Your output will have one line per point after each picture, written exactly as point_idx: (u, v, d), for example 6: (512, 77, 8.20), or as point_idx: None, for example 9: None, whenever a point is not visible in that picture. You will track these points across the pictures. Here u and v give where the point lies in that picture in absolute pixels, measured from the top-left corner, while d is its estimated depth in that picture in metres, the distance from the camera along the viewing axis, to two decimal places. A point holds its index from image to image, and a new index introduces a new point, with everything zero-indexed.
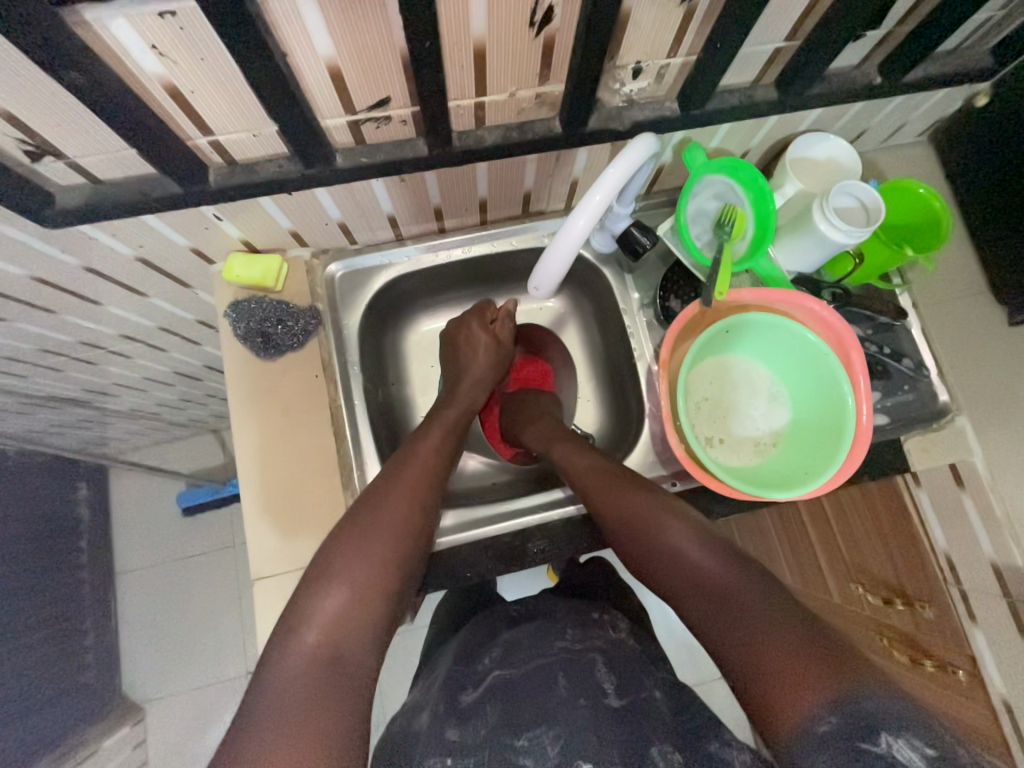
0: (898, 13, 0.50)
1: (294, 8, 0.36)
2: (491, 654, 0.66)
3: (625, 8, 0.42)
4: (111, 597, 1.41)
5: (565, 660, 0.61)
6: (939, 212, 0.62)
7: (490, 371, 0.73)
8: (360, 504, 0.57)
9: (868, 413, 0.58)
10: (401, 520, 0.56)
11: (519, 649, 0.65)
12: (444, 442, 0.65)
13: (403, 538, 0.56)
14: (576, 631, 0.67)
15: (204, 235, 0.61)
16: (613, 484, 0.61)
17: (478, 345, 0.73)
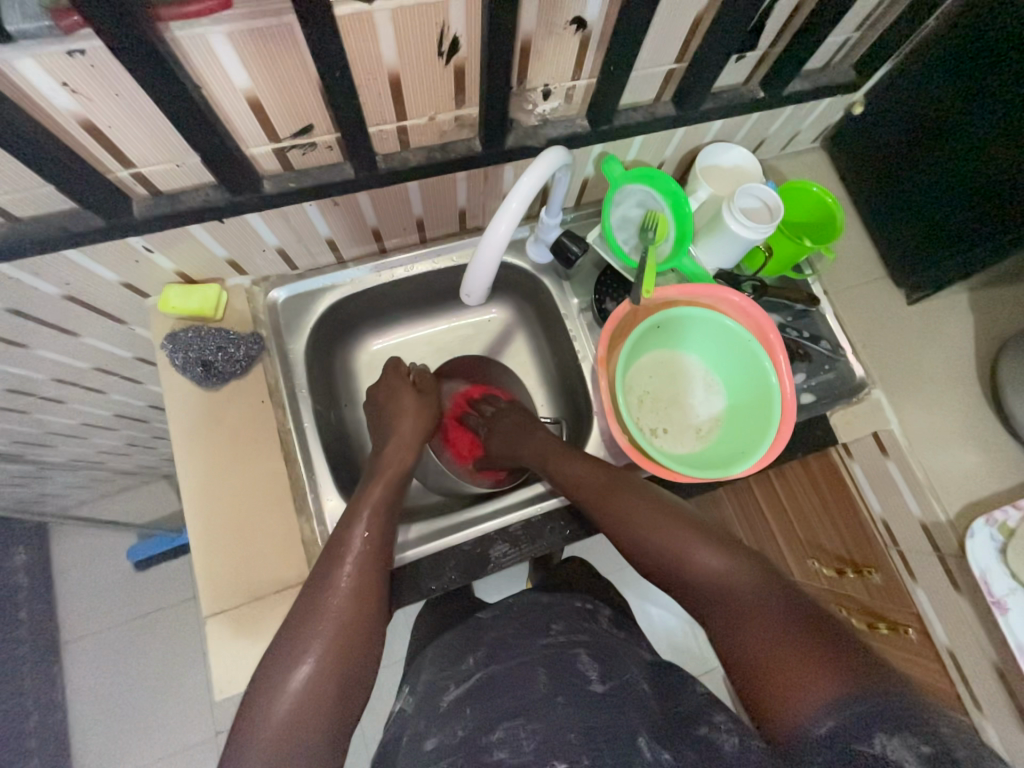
0: (768, 38, 0.57)
1: (207, 44, 0.38)
2: (475, 652, 0.67)
3: (524, 37, 0.46)
4: (55, 669, 1.29)
5: (545, 655, 0.62)
6: (832, 207, 0.69)
7: (421, 429, 0.70)
8: (307, 601, 0.54)
9: (791, 388, 0.63)
10: (349, 615, 0.53)
11: (503, 647, 0.66)
12: (376, 527, 0.59)
13: (350, 634, 0.52)
14: (561, 624, 0.69)
15: (135, 268, 0.60)
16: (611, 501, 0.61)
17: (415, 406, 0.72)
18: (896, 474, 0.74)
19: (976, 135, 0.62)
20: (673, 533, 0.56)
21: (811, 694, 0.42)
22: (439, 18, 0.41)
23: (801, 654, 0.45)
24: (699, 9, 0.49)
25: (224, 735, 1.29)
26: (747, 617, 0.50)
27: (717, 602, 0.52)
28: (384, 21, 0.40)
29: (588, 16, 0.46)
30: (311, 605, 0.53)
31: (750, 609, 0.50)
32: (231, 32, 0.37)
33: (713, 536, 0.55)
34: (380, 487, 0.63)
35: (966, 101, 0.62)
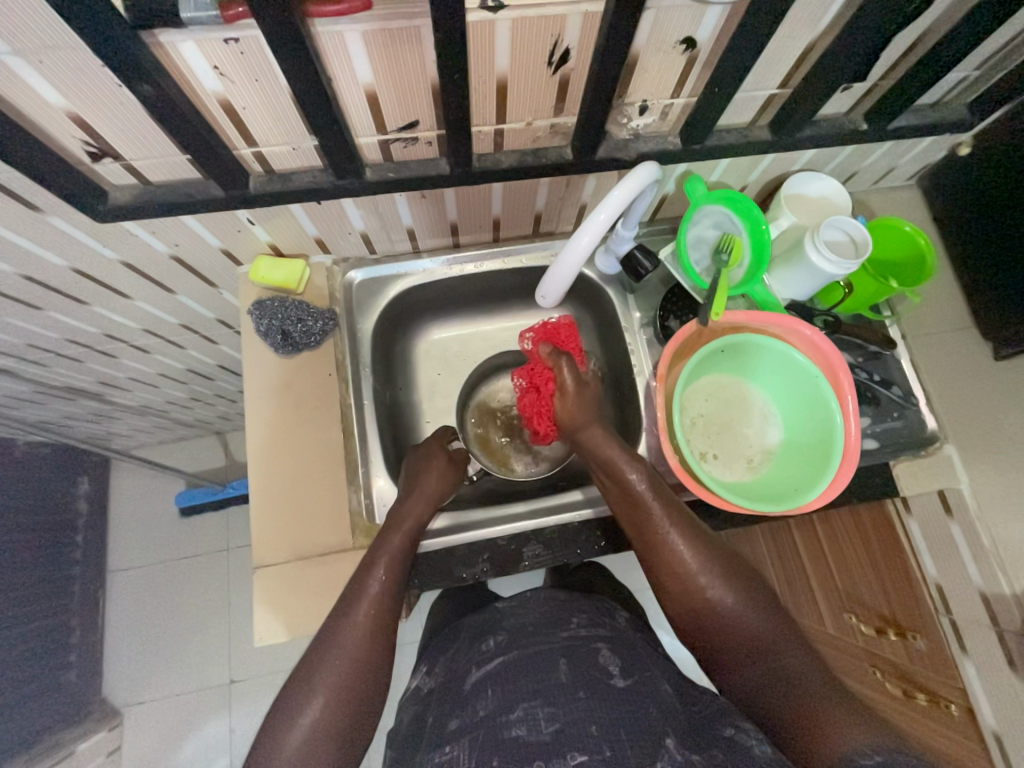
0: (881, 69, 0.55)
1: (342, 40, 0.41)
2: (496, 636, 0.70)
3: (633, 53, 0.47)
4: (101, 595, 1.40)
5: (567, 647, 0.64)
6: (925, 250, 0.66)
7: (445, 489, 0.67)
8: (329, 626, 0.55)
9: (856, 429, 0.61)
10: (360, 651, 0.53)
11: (523, 633, 0.69)
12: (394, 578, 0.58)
13: (364, 667, 0.53)
14: (582, 618, 0.72)
15: (235, 237, 0.65)
16: (644, 524, 0.60)
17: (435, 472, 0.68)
18: (960, 538, 0.70)
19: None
20: (703, 569, 0.57)
21: (846, 737, 0.47)
22: (555, 30, 0.43)
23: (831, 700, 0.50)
24: (814, 36, 0.49)
25: (239, 684, 1.37)
26: (781, 671, 0.53)
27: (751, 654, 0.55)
28: (504, 29, 0.42)
29: (699, 36, 0.46)
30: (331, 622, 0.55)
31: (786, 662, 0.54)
32: (365, 30, 0.40)
33: (734, 572, 0.58)
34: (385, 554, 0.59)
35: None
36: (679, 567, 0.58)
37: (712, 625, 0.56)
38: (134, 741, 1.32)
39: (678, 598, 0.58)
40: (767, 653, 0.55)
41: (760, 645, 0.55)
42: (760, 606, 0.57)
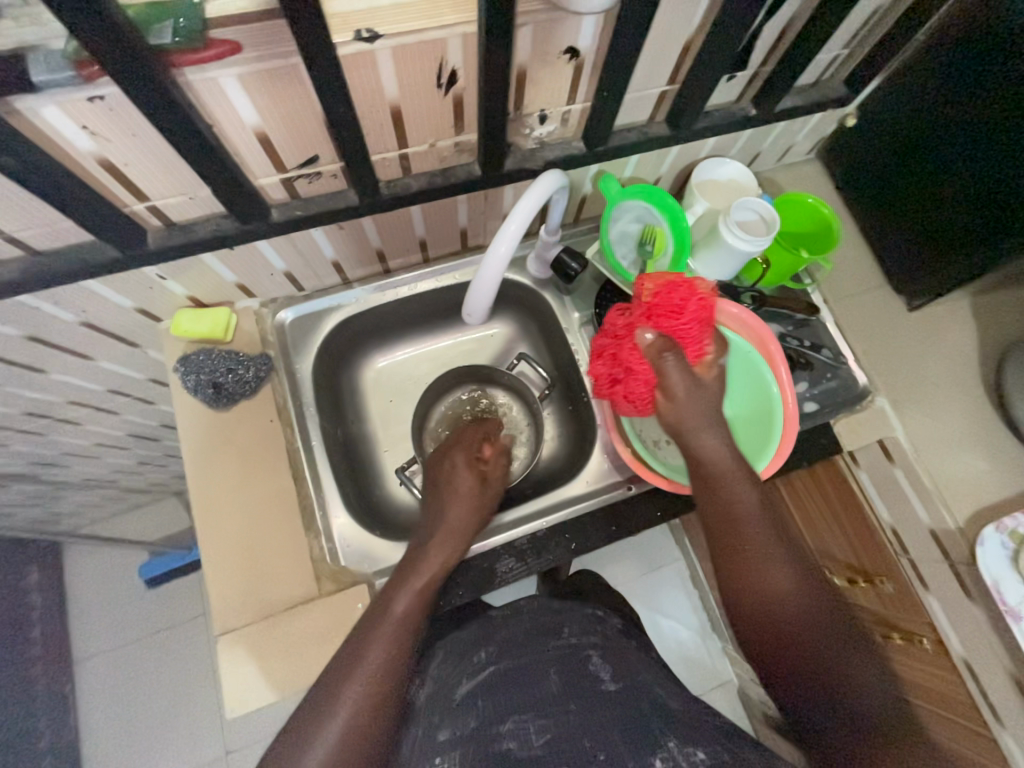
0: (758, 57, 0.58)
1: (219, 85, 0.40)
2: (487, 646, 0.70)
3: (520, 67, 0.48)
4: (68, 688, 1.30)
5: (557, 656, 0.66)
6: (829, 218, 0.70)
7: (479, 520, 0.64)
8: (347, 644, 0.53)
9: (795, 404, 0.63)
10: (382, 672, 0.51)
11: (515, 645, 0.69)
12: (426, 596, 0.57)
13: (387, 686, 0.50)
14: (574, 626, 0.72)
15: (149, 294, 0.62)
16: (726, 500, 0.54)
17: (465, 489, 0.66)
18: (904, 481, 0.74)
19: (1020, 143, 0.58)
20: (776, 562, 0.52)
21: None
22: (437, 53, 0.43)
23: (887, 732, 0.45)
24: (690, 34, 0.51)
25: (234, 754, 1.29)
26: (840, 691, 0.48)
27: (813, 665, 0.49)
28: (385, 58, 0.42)
29: (581, 45, 0.48)
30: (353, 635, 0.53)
31: (850, 685, 0.48)
32: (241, 74, 0.39)
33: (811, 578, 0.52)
34: (411, 580, 0.58)
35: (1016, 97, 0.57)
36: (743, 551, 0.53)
37: (771, 619, 0.51)
38: None
39: (737, 582, 0.53)
40: (831, 666, 0.49)
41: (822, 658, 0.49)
42: (831, 623, 0.50)
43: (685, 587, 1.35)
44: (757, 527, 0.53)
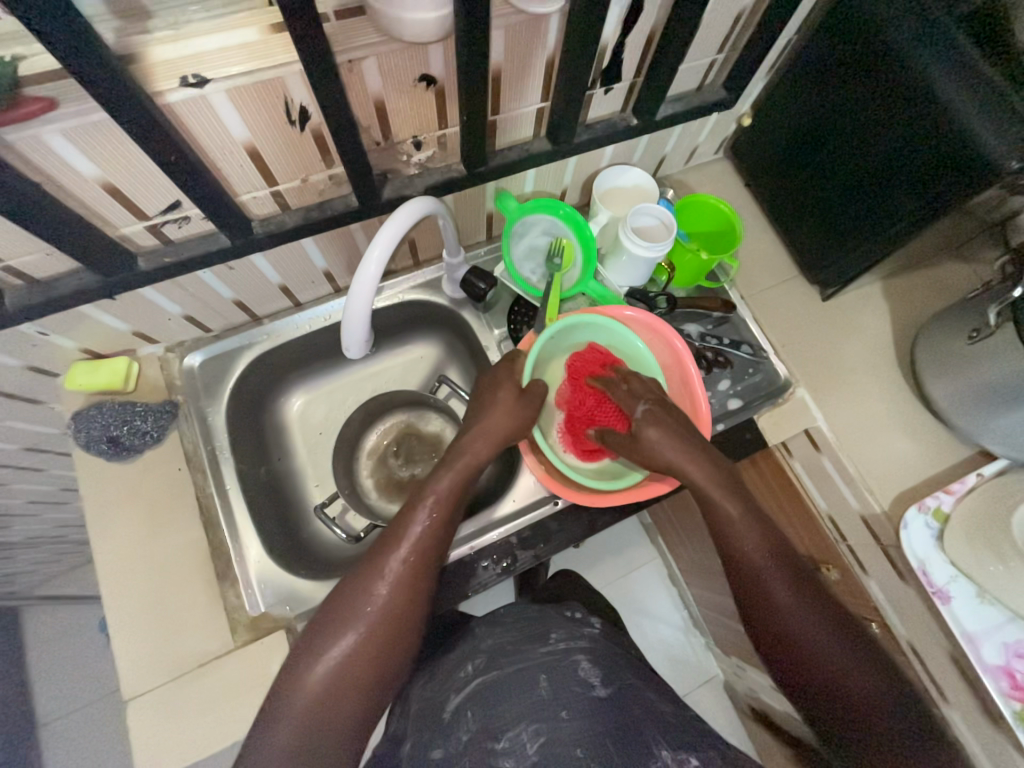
0: (630, 69, 0.59)
1: (43, 142, 0.39)
2: (474, 660, 0.70)
3: (376, 98, 0.48)
4: (31, 756, 1.25)
5: (546, 661, 0.66)
6: (729, 216, 0.71)
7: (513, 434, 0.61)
8: (341, 594, 0.53)
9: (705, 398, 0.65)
10: (375, 640, 0.50)
11: (502, 653, 0.69)
12: (434, 544, 0.55)
13: (386, 645, 0.50)
14: (560, 632, 0.73)
15: (37, 352, 0.60)
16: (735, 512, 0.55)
17: (509, 405, 0.62)
18: (832, 469, 0.75)
19: (907, 123, 0.58)
20: (773, 568, 0.53)
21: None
22: (279, 93, 0.43)
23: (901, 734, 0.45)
24: (548, 53, 0.51)
25: None
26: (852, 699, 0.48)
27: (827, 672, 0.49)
28: (223, 101, 0.41)
29: (434, 72, 0.48)
30: (344, 585, 0.53)
31: (861, 686, 0.48)
32: (64, 130, 0.38)
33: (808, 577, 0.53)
34: (451, 489, 0.57)
35: (892, 92, 0.58)
36: (743, 558, 0.54)
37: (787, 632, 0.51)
38: None
39: (742, 590, 0.54)
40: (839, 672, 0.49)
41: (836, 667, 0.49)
42: (836, 623, 0.51)
43: (664, 585, 1.34)
44: (757, 545, 0.54)
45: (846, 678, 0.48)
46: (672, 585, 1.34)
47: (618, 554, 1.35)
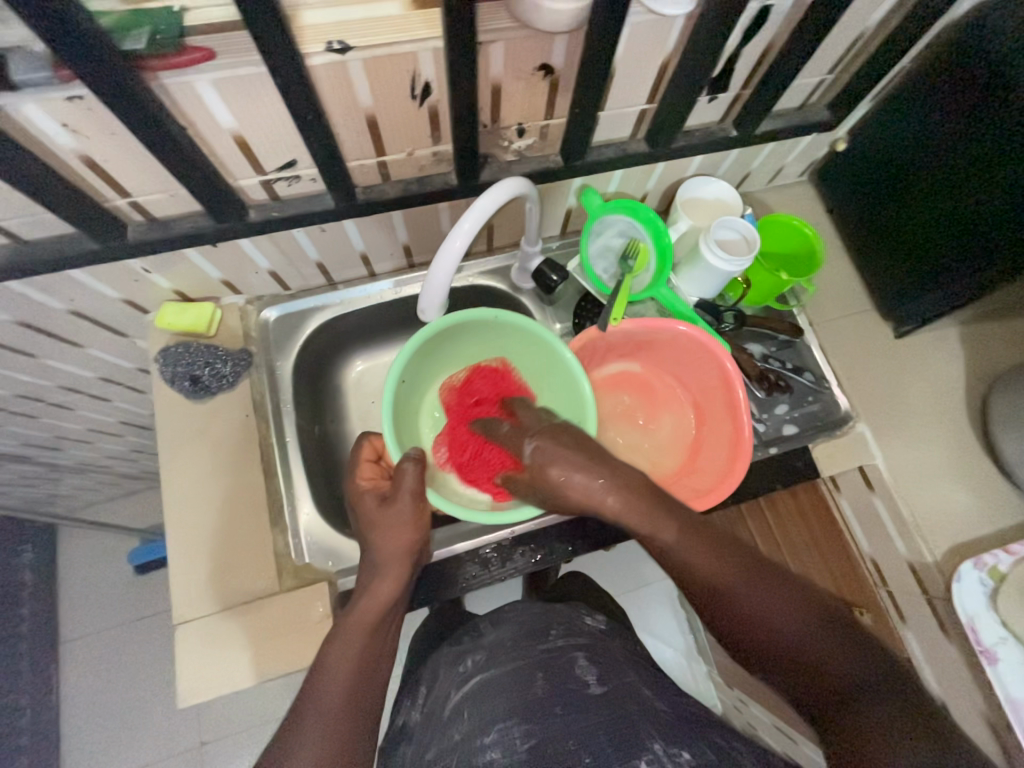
0: (739, 80, 0.59)
1: (193, 90, 0.41)
2: (475, 655, 0.71)
3: (494, 82, 0.49)
4: (52, 669, 1.32)
5: (545, 658, 0.65)
6: (812, 240, 0.69)
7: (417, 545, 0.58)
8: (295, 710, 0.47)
9: (749, 426, 0.64)
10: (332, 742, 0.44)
11: (501, 651, 0.69)
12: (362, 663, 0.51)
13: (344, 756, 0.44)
14: (560, 629, 0.72)
15: (135, 287, 0.64)
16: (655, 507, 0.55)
17: (393, 508, 0.59)
18: (883, 511, 0.73)
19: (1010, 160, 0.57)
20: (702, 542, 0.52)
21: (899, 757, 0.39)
22: (409, 67, 0.45)
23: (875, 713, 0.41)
24: (664, 57, 0.52)
25: (210, 745, 1.30)
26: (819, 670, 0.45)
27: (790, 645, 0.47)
28: (358, 68, 0.43)
29: (554, 63, 0.49)
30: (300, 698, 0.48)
31: (814, 649, 0.45)
32: (215, 80, 0.41)
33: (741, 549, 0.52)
34: (361, 623, 0.53)
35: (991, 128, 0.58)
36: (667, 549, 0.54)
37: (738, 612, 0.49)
38: None
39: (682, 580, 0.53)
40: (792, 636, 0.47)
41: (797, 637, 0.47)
42: (779, 587, 0.49)
43: (673, 605, 1.33)
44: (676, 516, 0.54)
45: (802, 644, 0.46)
46: (681, 606, 1.33)
47: (631, 567, 1.34)
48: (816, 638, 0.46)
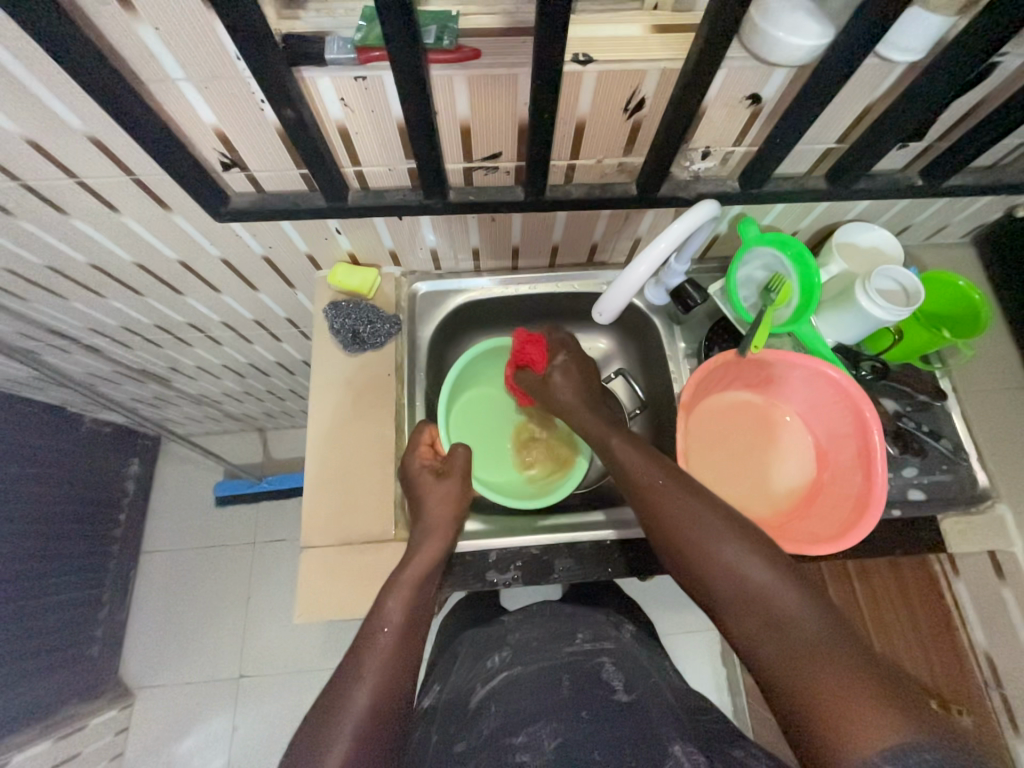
0: (938, 131, 0.58)
1: (450, 82, 0.47)
2: (501, 652, 0.72)
3: (703, 105, 0.52)
4: (133, 571, 1.47)
5: (569, 662, 0.66)
6: (979, 304, 0.67)
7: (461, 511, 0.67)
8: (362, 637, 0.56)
9: (884, 478, 0.62)
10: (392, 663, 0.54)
11: (529, 650, 0.70)
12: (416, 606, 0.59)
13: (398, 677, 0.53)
14: (586, 633, 0.73)
15: (322, 244, 0.72)
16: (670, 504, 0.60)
17: (442, 486, 0.68)
18: (1013, 605, 0.67)
19: None
20: (720, 537, 0.56)
21: (861, 731, 0.42)
22: (634, 83, 0.49)
23: (845, 692, 0.44)
24: (872, 100, 0.53)
25: (248, 679, 1.39)
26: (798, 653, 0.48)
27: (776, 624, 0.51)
28: (590, 79, 0.48)
29: (765, 93, 0.51)
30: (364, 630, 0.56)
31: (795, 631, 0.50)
32: (471, 76, 0.47)
33: (752, 543, 0.56)
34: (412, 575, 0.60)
35: None
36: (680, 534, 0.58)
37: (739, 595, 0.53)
38: (142, 724, 1.36)
39: (686, 563, 0.57)
40: (778, 617, 0.51)
41: (784, 617, 0.51)
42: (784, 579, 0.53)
43: (712, 662, 1.26)
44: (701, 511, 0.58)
45: (793, 621, 0.50)
46: (722, 664, 1.25)
47: (678, 610, 1.29)
48: (809, 624, 0.50)
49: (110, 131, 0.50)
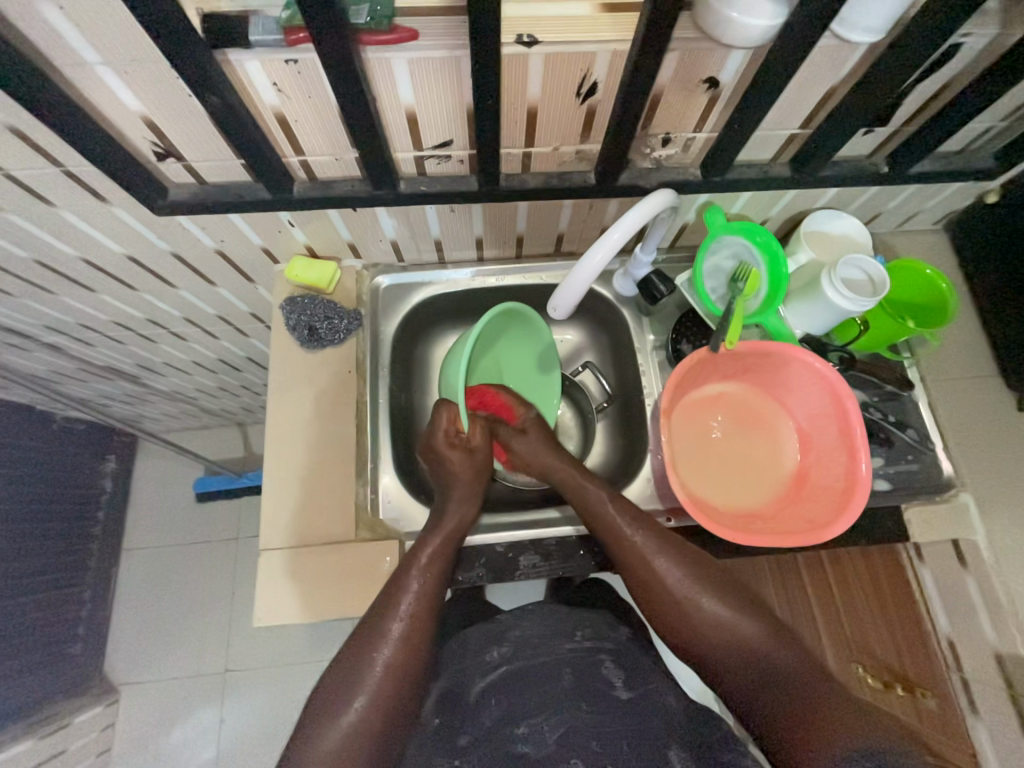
0: (903, 116, 0.57)
1: (389, 65, 0.45)
2: (501, 645, 0.67)
3: (658, 89, 0.50)
4: (113, 570, 1.45)
5: (573, 657, 0.64)
6: (946, 294, 0.66)
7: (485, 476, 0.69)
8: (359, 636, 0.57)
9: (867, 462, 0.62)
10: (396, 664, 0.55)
11: (528, 644, 0.66)
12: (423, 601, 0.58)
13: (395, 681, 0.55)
14: (586, 631, 0.69)
15: (276, 237, 0.69)
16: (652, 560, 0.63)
17: (474, 456, 0.69)
18: (976, 595, 0.68)
19: None
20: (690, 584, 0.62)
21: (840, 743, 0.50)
22: (584, 66, 0.46)
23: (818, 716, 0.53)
24: (833, 83, 0.51)
25: (234, 673, 1.39)
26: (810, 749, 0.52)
27: (803, 715, 0.53)
28: (538, 63, 0.45)
29: (721, 77, 0.49)
30: (368, 623, 0.57)
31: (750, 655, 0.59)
32: (412, 59, 0.44)
33: (722, 588, 0.62)
34: (441, 541, 0.62)
35: None
36: (654, 579, 0.63)
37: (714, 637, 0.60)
38: (128, 721, 1.35)
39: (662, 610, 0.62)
40: (747, 651, 0.59)
41: (756, 659, 0.59)
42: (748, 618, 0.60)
43: None
44: (669, 564, 0.63)
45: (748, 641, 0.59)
46: None
47: None
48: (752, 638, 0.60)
49: (31, 120, 0.47)
